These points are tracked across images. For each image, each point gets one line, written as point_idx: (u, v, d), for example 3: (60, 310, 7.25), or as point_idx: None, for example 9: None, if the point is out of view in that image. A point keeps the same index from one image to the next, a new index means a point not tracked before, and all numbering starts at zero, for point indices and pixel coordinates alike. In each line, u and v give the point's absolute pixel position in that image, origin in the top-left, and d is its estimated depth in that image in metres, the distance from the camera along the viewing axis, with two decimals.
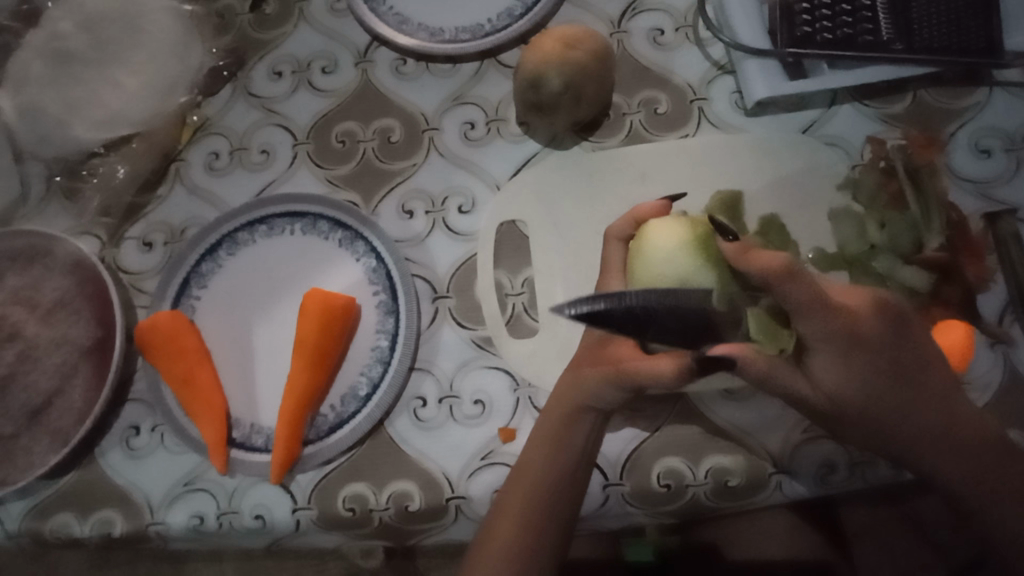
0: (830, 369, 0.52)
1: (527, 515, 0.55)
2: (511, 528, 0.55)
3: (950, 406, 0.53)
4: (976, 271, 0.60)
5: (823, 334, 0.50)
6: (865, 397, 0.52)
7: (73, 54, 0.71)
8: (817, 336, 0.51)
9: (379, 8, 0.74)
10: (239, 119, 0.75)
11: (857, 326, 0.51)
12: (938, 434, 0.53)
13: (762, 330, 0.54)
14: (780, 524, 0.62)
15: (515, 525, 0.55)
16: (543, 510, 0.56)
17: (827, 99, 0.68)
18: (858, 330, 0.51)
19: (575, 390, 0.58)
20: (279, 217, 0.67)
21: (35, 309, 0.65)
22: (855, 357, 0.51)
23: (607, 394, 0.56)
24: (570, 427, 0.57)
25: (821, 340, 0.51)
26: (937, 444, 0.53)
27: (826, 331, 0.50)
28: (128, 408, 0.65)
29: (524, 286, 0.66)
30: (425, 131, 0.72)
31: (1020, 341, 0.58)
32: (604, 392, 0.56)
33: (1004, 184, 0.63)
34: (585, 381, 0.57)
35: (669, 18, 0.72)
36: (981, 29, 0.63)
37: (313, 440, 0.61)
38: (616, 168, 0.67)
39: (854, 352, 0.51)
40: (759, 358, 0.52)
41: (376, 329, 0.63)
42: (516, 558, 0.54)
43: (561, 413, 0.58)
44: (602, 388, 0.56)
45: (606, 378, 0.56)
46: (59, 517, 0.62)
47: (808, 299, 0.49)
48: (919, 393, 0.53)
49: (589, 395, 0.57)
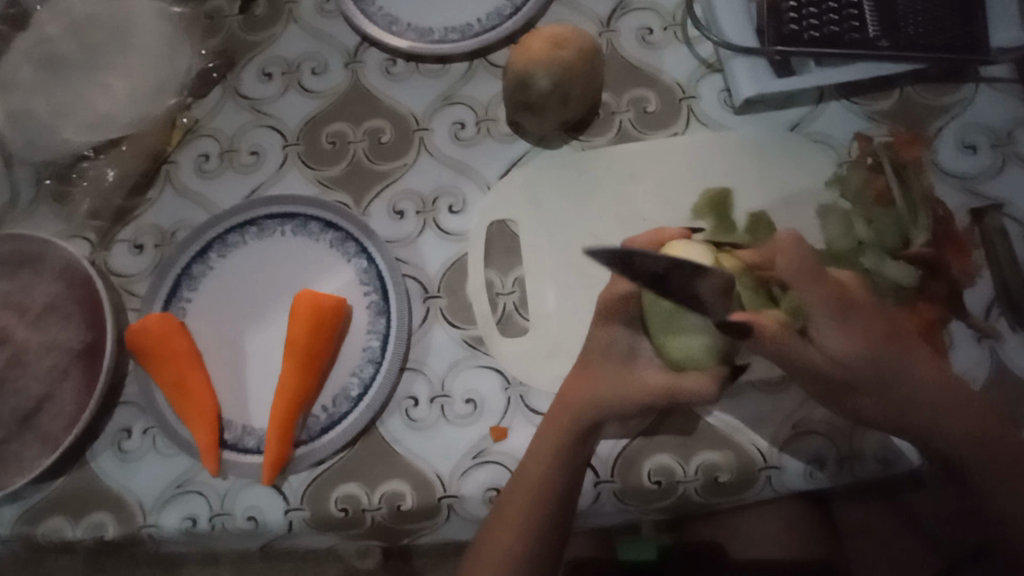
0: (836, 335, 0.55)
1: (526, 510, 0.56)
2: (511, 537, 0.56)
3: (939, 378, 0.56)
4: (961, 266, 0.60)
5: (821, 297, 0.55)
6: (869, 361, 0.55)
7: (62, 57, 0.71)
8: (818, 301, 0.55)
9: (369, 9, 0.74)
10: (228, 121, 0.74)
11: (849, 293, 0.56)
12: (935, 410, 0.55)
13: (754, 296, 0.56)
14: (770, 524, 0.64)
15: (516, 533, 0.56)
16: (543, 512, 0.57)
17: (814, 96, 0.68)
18: (851, 297, 0.56)
19: (584, 403, 0.59)
20: (270, 218, 0.67)
21: (25, 313, 0.65)
22: (852, 325, 0.55)
23: (631, 408, 0.58)
24: (573, 438, 0.58)
25: (820, 306, 0.55)
26: (937, 418, 0.55)
27: (827, 296, 0.55)
28: (119, 412, 0.65)
29: (514, 285, 0.66)
30: (415, 131, 0.72)
31: (1005, 335, 0.59)
32: (630, 408, 0.58)
33: (990, 181, 0.63)
34: (601, 395, 0.58)
35: (657, 18, 0.72)
36: (964, 27, 0.63)
37: (305, 441, 0.61)
38: (606, 167, 0.68)
39: (852, 320, 0.55)
40: (779, 331, 0.55)
41: (367, 329, 0.64)
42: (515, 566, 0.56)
43: (568, 425, 0.58)
44: (630, 404, 0.58)
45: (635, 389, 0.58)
46: (50, 522, 0.62)
47: (806, 270, 0.55)
48: (911, 373, 0.56)
49: (604, 404, 0.58)
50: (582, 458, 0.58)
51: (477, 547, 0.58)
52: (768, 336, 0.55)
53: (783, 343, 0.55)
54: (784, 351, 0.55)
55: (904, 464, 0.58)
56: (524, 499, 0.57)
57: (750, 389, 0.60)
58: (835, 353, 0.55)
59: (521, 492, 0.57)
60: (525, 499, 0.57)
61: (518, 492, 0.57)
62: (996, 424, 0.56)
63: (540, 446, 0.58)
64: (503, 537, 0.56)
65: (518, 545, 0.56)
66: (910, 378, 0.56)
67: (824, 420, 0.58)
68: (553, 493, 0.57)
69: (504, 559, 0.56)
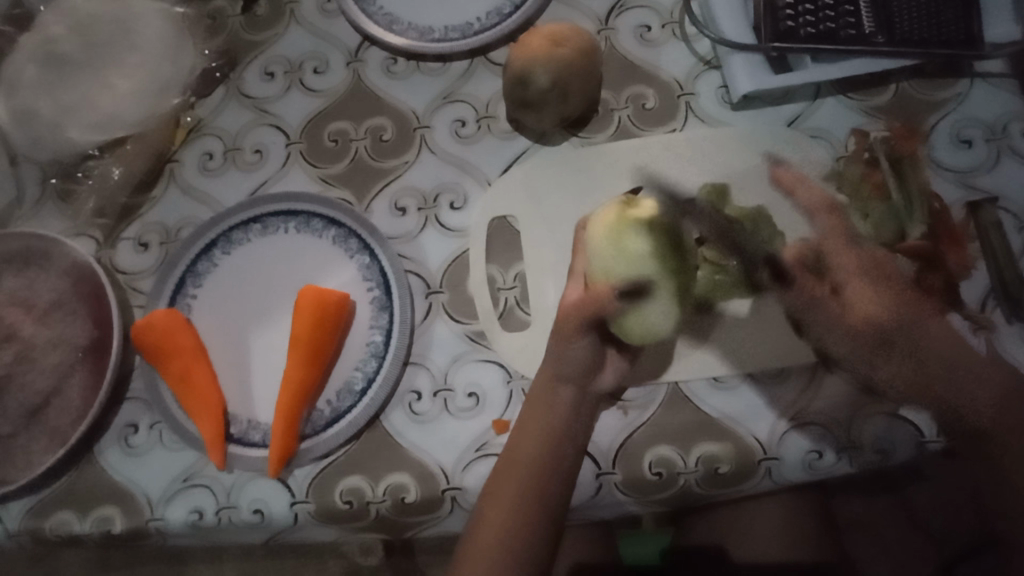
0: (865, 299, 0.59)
1: (534, 476, 0.57)
2: (505, 508, 0.56)
3: (979, 379, 0.57)
4: (957, 258, 0.61)
5: (852, 263, 0.60)
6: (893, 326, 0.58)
7: (69, 58, 0.72)
8: (848, 274, 0.60)
9: (370, 8, 0.75)
10: (232, 120, 0.75)
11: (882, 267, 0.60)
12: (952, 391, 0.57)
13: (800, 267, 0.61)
14: (771, 528, 0.64)
15: (509, 506, 0.56)
16: (541, 483, 0.57)
17: (811, 92, 0.69)
18: (891, 271, 0.59)
19: (554, 357, 0.61)
20: (274, 215, 0.68)
21: (32, 311, 0.66)
22: (884, 291, 0.59)
23: (581, 353, 0.61)
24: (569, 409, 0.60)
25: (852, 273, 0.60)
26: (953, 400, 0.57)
27: (857, 266, 0.60)
28: (125, 407, 0.66)
29: (516, 280, 0.67)
30: (416, 128, 0.72)
31: (1001, 326, 0.59)
32: (581, 352, 0.61)
33: (985, 174, 0.64)
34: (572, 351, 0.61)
35: (656, 15, 0.73)
36: (959, 21, 0.64)
37: (310, 435, 0.62)
38: (606, 161, 0.68)
39: (883, 286, 0.59)
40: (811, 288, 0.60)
41: (370, 325, 0.64)
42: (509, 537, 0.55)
43: (548, 392, 0.60)
44: (580, 349, 0.61)
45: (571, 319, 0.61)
46: (58, 516, 0.63)
47: (838, 246, 0.61)
48: (944, 371, 0.57)
49: (569, 356, 0.61)
50: (573, 428, 0.60)
51: (477, 516, 0.57)
52: (801, 301, 0.61)
53: (818, 310, 0.60)
54: (816, 304, 0.60)
55: (900, 455, 0.58)
56: (533, 463, 0.57)
57: (747, 381, 0.61)
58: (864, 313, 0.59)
59: (532, 458, 0.58)
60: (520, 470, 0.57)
61: (526, 449, 0.58)
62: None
63: (529, 419, 0.59)
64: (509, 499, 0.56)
65: (512, 518, 0.56)
66: (931, 362, 0.57)
67: (821, 411, 0.59)
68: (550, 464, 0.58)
69: (502, 531, 0.55)
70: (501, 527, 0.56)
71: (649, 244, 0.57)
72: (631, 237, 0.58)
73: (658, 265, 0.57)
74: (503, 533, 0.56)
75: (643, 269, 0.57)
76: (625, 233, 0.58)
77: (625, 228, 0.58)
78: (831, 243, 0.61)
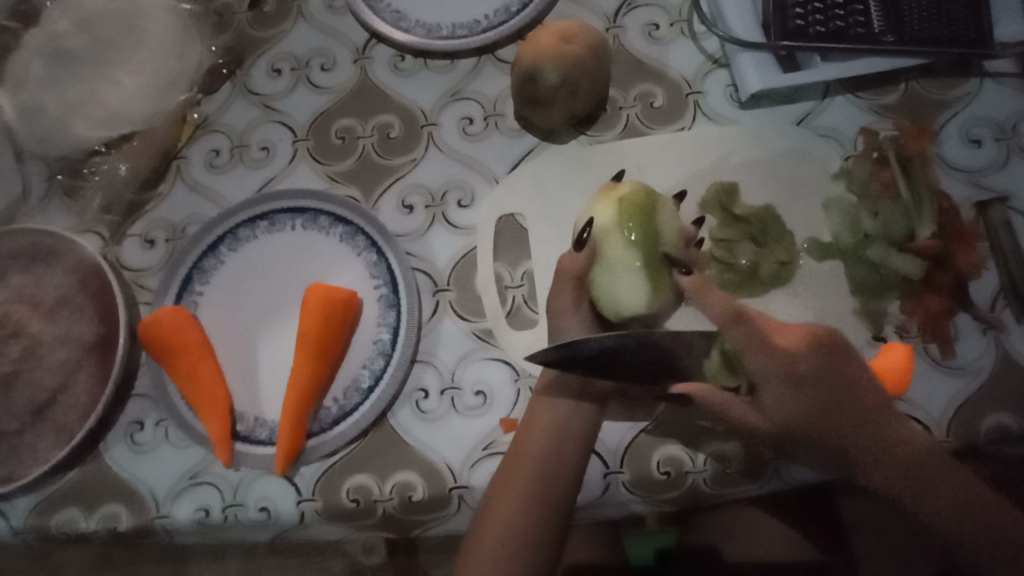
0: (775, 401, 0.55)
1: (538, 475, 0.56)
2: (512, 503, 0.55)
3: (896, 451, 0.55)
4: (967, 258, 0.61)
5: (763, 366, 0.55)
6: (809, 422, 0.54)
7: (75, 55, 0.72)
8: (763, 375, 0.55)
9: (377, 5, 0.74)
10: (239, 116, 0.75)
11: (797, 365, 0.55)
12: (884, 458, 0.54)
13: (719, 365, 0.56)
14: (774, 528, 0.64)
15: (517, 502, 0.55)
16: (549, 479, 0.56)
17: (820, 90, 0.69)
18: (798, 368, 0.55)
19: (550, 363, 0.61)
20: (281, 212, 0.68)
21: (38, 307, 0.65)
22: (799, 394, 0.55)
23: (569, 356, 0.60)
24: (580, 405, 0.59)
25: (763, 378, 0.55)
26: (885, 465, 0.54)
27: (770, 369, 0.55)
28: (131, 404, 0.66)
29: (523, 278, 0.66)
30: (423, 126, 0.72)
31: (1010, 326, 0.59)
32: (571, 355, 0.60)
33: (995, 173, 0.64)
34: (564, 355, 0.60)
35: (664, 13, 0.73)
36: (970, 20, 0.64)
37: (317, 433, 0.62)
38: (615, 160, 0.68)
39: (799, 389, 0.55)
40: (719, 391, 0.56)
41: (377, 322, 0.64)
42: (517, 532, 0.54)
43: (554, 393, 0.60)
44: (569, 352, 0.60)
45: (557, 287, 0.61)
46: (64, 513, 0.63)
47: (752, 341, 0.56)
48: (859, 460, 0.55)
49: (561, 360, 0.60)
50: (588, 425, 0.59)
51: (482, 511, 0.57)
52: (714, 403, 0.56)
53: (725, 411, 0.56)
54: (726, 409, 0.56)
55: None
56: (539, 462, 0.57)
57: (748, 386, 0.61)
58: (775, 418, 0.55)
59: (534, 460, 0.57)
60: (529, 467, 0.57)
61: (532, 446, 0.58)
62: (969, 504, 0.53)
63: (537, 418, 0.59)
64: (512, 498, 0.55)
65: (520, 515, 0.55)
66: (847, 450, 0.55)
67: None
68: (562, 462, 0.57)
69: (512, 527, 0.54)
70: (509, 523, 0.55)
71: (616, 210, 0.59)
72: (625, 190, 0.61)
73: (625, 238, 0.58)
74: (512, 529, 0.54)
75: (607, 234, 0.59)
76: (621, 189, 0.61)
77: (623, 187, 0.61)
78: (740, 340, 0.56)
